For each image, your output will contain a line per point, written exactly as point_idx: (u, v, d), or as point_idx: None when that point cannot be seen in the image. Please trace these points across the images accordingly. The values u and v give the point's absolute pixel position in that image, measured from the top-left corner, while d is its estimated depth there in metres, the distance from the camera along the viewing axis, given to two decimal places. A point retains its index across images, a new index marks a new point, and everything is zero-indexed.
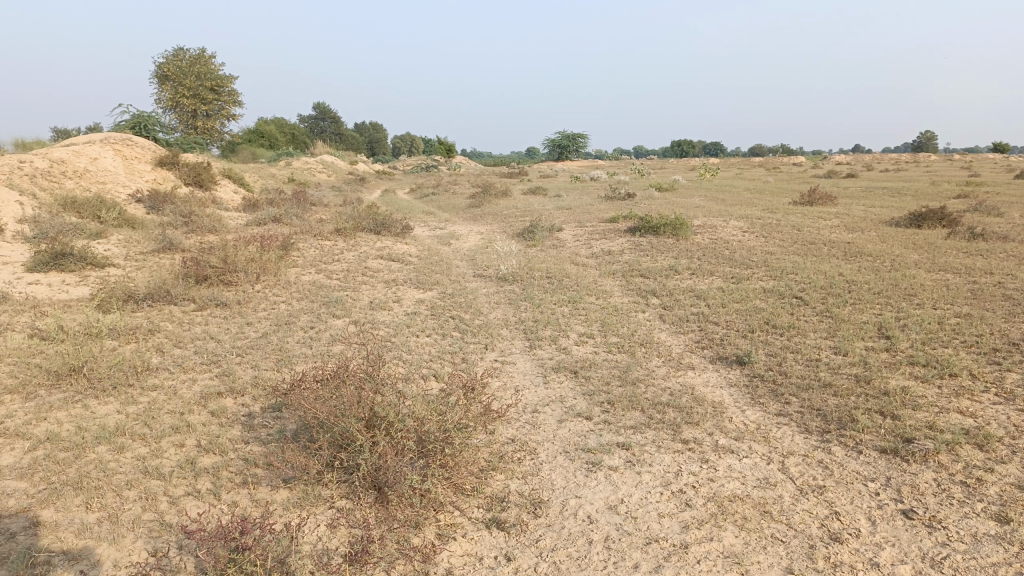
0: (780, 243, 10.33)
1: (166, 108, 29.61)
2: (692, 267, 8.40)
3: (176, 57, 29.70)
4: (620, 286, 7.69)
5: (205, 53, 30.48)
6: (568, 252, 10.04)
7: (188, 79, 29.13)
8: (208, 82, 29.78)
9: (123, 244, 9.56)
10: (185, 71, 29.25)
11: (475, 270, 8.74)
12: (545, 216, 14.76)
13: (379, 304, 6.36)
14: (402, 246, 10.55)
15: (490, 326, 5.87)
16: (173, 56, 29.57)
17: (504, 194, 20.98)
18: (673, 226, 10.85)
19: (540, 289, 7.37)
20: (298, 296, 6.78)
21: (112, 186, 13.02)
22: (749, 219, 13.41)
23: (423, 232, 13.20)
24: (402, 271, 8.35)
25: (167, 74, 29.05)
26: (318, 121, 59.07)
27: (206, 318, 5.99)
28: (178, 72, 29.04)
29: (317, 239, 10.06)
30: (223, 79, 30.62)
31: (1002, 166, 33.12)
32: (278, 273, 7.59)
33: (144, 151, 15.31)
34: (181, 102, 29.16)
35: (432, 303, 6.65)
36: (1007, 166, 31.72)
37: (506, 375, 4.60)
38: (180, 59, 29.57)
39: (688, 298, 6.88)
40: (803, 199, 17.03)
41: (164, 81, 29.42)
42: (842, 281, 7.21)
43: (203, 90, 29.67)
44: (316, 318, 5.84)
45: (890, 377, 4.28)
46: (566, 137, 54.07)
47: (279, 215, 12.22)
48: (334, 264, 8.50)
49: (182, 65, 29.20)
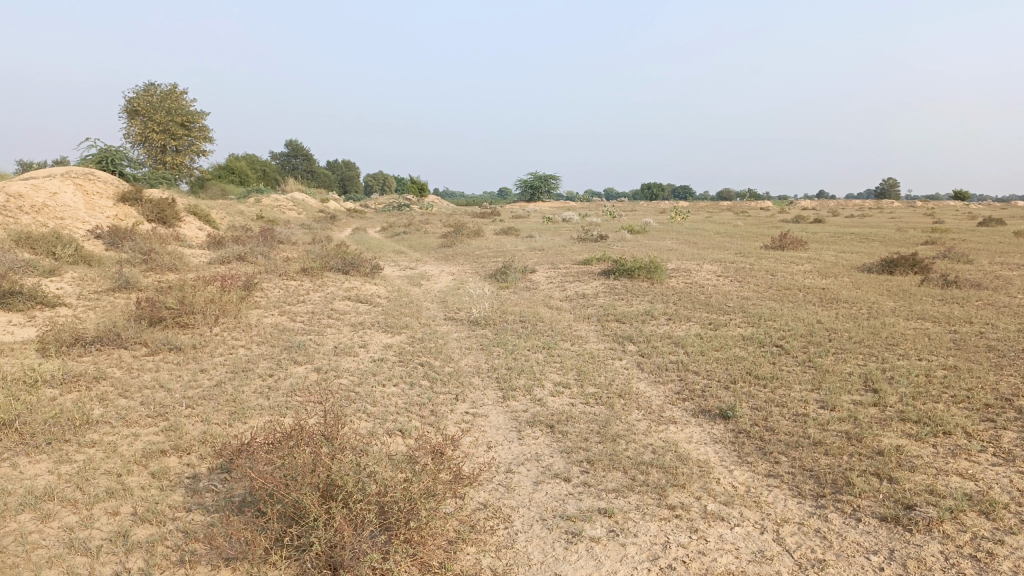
0: (755, 288, 10.22)
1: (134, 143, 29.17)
2: (668, 313, 8.22)
3: (146, 91, 29.35)
4: (595, 331, 7.46)
5: (177, 89, 30.20)
6: (542, 295, 9.82)
7: (158, 114, 28.77)
8: (179, 118, 29.45)
9: (77, 282, 9.13)
10: (155, 107, 28.91)
11: (446, 313, 8.46)
12: (518, 258, 14.57)
13: (345, 349, 6.04)
14: (372, 287, 10.25)
15: (461, 374, 5.58)
16: (144, 91, 29.23)
17: (476, 234, 20.80)
18: (648, 270, 10.70)
19: (513, 334, 7.11)
20: (258, 340, 6.44)
21: (71, 222, 12.57)
22: (723, 263, 13.34)
23: (393, 272, 12.91)
24: (369, 313, 8.04)
25: (137, 109, 28.68)
26: (290, 159, 58.80)
27: (158, 364, 5.62)
28: (149, 107, 28.69)
29: (282, 278, 9.72)
30: (194, 115, 30.32)
31: (964, 213, 33.87)
32: (238, 315, 7.24)
33: (107, 186, 14.89)
34: (150, 137, 28.75)
35: (400, 348, 6.35)
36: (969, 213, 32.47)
37: (477, 430, 4.31)
38: (151, 94, 29.25)
39: (666, 345, 6.67)
40: (775, 243, 17.07)
41: (134, 116, 29.03)
42: (821, 329, 7.06)
43: (173, 126, 29.31)
44: (276, 365, 5.51)
45: (882, 434, 4.07)
46: (539, 178, 54.40)
47: (245, 253, 11.86)
48: (299, 306, 8.17)
49: (152, 100, 28.87)
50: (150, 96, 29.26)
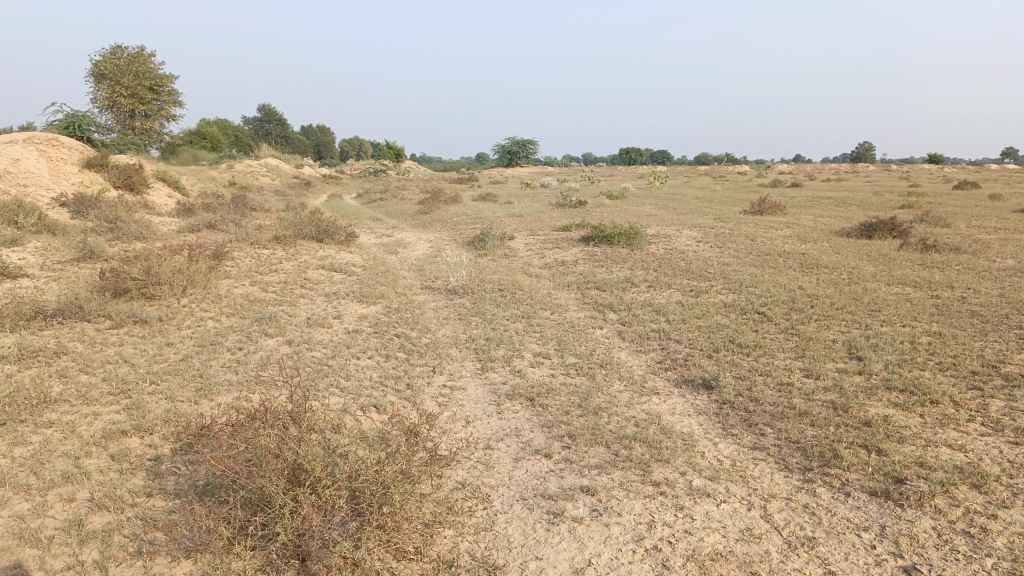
0: (735, 253, 10.13)
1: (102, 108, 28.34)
2: (649, 279, 8.10)
3: (112, 53, 28.44)
4: (575, 299, 7.33)
5: (144, 52, 29.30)
6: (520, 262, 9.66)
7: (126, 77, 27.93)
8: (147, 82, 28.62)
9: (40, 251, 8.80)
10: (122, 70, 28.05)
11: (422, 282, 8.28)
12: (496, 224, 14.37)
13: (318, 321, 5.86)
14: (347, 255, 10.03)
15: (437, 345, 5.43)
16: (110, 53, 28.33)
17: (454, 200, 20.53)
18: (628, 236, 10.57)
19: (491, 302, 6.96)
20: (228, 311, 6.22)
21: (34, 189, 12.15)
22: (702, 228, 13.24)
23: (368, 240, 12.67)
24: (344, 283, 7.84)
25: (103, 73, 27.81)
26: (264, 124, 57.69)
27: (122, 338, 5.40)
28: (116, 71, 27.83)
29: (254, 247, 9.46)
30: (163, 79, 29.49)
31: (939, 177, 34.10)
32: (207, 286, 7.00)
33: (71, 151, 14.41)
34: (118, 101, 27.95)
35: (376, 319, 6.18)
36: (944, 177, 32.67)
37: (455, 404, 4.17)
38: (119, 57, 28.39)
39: (647, 313, 6.56)
40: (754, 208, 17.01)
41: (100, 80, 28.15)
42: (803, 295, 6.98)
43: (141, 90, 28.50)
44: (246, 337, 5.32)
45: (869, 404, 3.99)
46: (516, 143, 53.90)
47: (216, 221, 11.55)
48: (271, 275, 7.95)
49: (119, 64, 28.00)
50: (117, 58, 28.37)
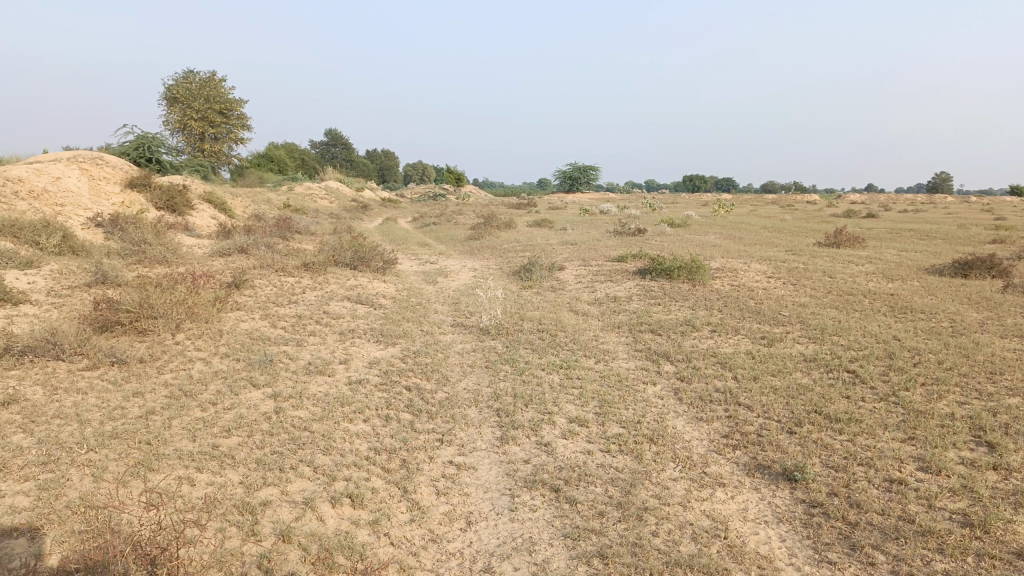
0: (812, 293, 8.98)
1: (173, 131, 28.67)
2: (713, 322, 7.04)
3: (184, 78, 28.81)
4: (626, 345, 6.32)
5: (216, 77, 29.67)
6: (567, 297, 8.70)
7: (197, 101, 28.20)
8: (218, 105, 28.84)
9: (54, 274, 8.25)
10: (194, 94, 28.36)
11: (454, 318, 7.40)
12: (547, 252, 13.47)
13: (320, 367, 5.02)
14: (379, 284, 9.25)
15: (453, 402, 4.52)
16: (183, 78, 28.73)
17: (507, 226, 19.74)
18: (689, 269, 9.51)
19: (527, 347, 6.02)
20: (223, 352, 5.44)
21: (71, 208, 11.77)
22: (772, 262, 12.07)
23: (409, 267, 11.91)
24: (366, 318, 7.02)
25: (176, 97, 28.19)
26: (329, 147, 58.45)
27: (92, 383, 4.64)
28: (188, 95, 28.19)
29: (278, 275, 8.74)
30: (233, 103, 29.72)
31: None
32: (211, 319, 6.26)
33: (115, 171, 14.12)
34: (189, 124, 28.21)
35: (389, 364, 5.32)
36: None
37: (458, 495, 3.23)
38: (191, 82, 28.79)
39: (710, 366, 5.51)
40: (829, 240, 15.68)
41: (173, 103, 28.53)
42: (901, 349, 5.84)
43: (211, 114, 28.72)
44: (228, 388, 4.49)
45: (1018, 522, 2.90)
46: (578, 168, 53.07)
47: (248, 243, 10.94)
48: (287, 308, 7.17)
49: (191, 88, 28.36)
50: (188, 82, 28.72)
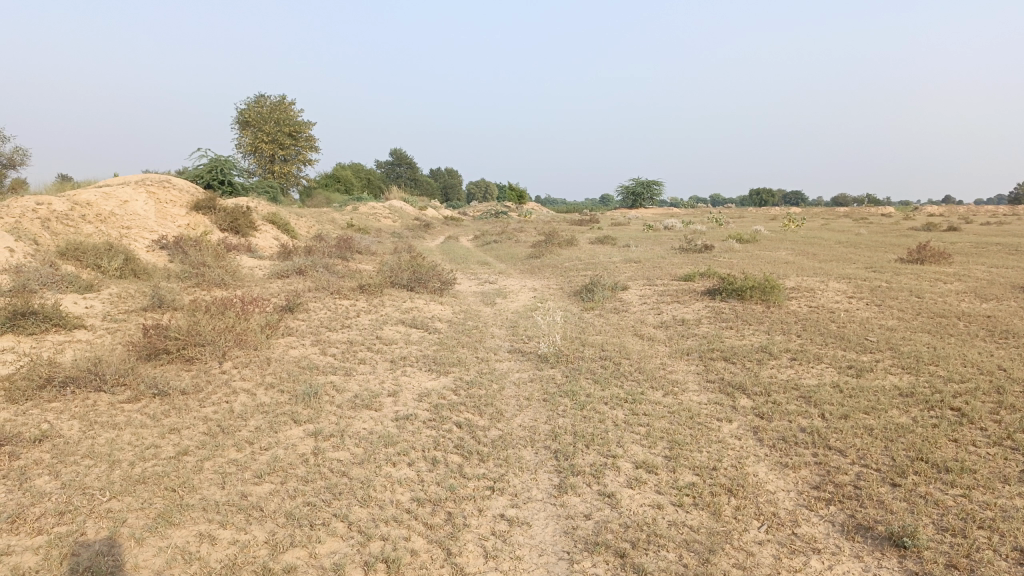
0: (899, 315, 8.31)
1: (244, 153, 29.33)
2: (791, 349, 6.49)
3: (256, 102, 29.47)
4: (696, 375, 5.83)
5: (285, 100, 30.28)
6: (631, 320, 8.25)
7: (267, 124, 28.78)
8: (287, 128, 29.37)
9: (113, 299, 8.23)
10: (264, 118, 28.97)
11: (512, 343, 7.03)
12: (611, 271, 13.02)
13: (366, 400, 4.70)
14: (435, 306, 8.96)
15: (506, 442, 4.13)
16: (254, 102, 29.42)
17: (569, 243, 19.32)
18: (763, 289, 8.93)
19: (588, 377, 5.60)
20: (269, 382, 5.18)
21: (136, 231, 11.91)
22: (852, 280, 11.34)
23: (468, 287, 11.63)
24: (420, 344, 6.71)
25: (247, 120, 28.86)
26: (395, 167, 59.21)
27: (131, 418, 4.43)
28: (258, 118, 28.81)
29: (333, 297, 8.54)
30: (302, 125, 30.23)
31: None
32: (260, 346, 6.04)
33: (181, 193, 14.31)
34: (260, 147, 28.79)
35: (440, 396, 4.97)
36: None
37: (509, 558, 2.84)
38: (261, 105, 29.44)
39: (792, 401, 4.98)
40: (912, 256, 14.77)
41: (244, 127, 29.21)
42: (1011, 381, 5.21)
43: (281, 136, 29.25)
44: (268, 424, 4.21)
45: None
46: (641, 183, 52.28)
47: (306, 265, 10.83)
48: (340, 333, 6.92)
49: (262, 111, 28.99)
50: (259, 106, 29.35)
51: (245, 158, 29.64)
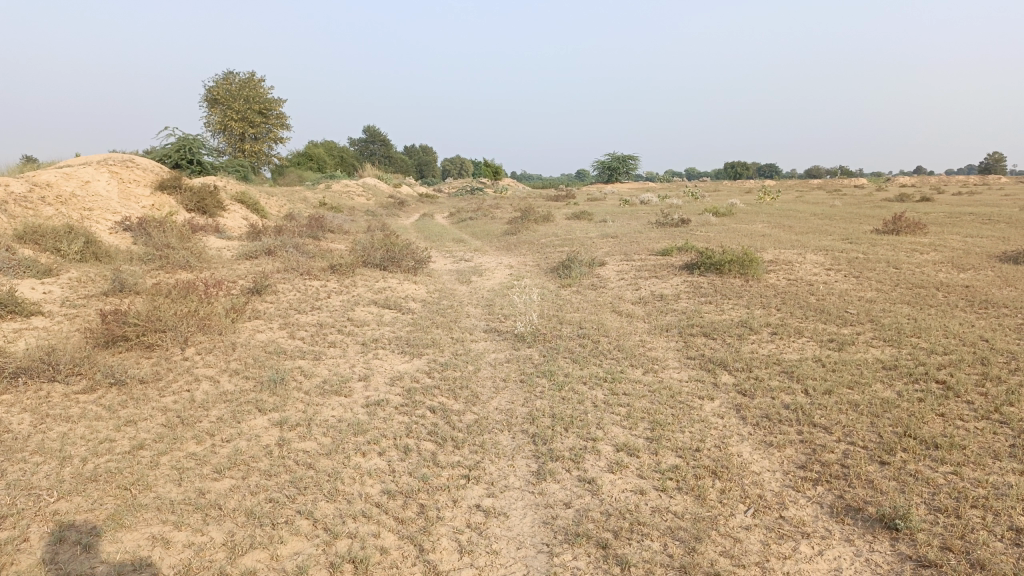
0: (877, 286, 8.26)
1: (214, 132, 28.68)
2: (772, 323, 6.39)
3: (224, 79, 28.77)
4: (676, 351, 5.69)
5: (255, 77, 29.61)
6: (609, 296, 8.10)
7: (236, 102, 28.14)
8: (257, 105, 28.73)
9: (73, 283, 7.92)
10: (234, 95, 28.30)
11: (488, 322, 6.86)
12: (588, 246, 12.86)
13: (335, 386, 4.51)
14: (409, 285, 8.75)
15: (482, 427, 3.96)
16: (223, 79, 28.74)
17: (545, 219, 19.14)
18: (741, 263, 8.83)
19: (566, 356, 5.44)
20: (234, 368, 4.97)
21: (99, 212, 11.52)
22: (829, 252, 11.29)
23: (443, 265, 11.43)
24: (393, 325, 6.52)
25: (216, 98, 28.19)
26: (368, 144, 58.45)
27: (86, 409, 4.20)
28: (227, 95, 28.14)
29: (303, 278, 8.29)
30: (273, 102, 29.60)
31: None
32: (225, 330, 5.81)
33: (146, 173, 13.89)
34: (229, 125, 28.17)
35: (413, 379, 4.79)
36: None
37: (486, 554, 2.68)
38: (230, 82, 28.76)
39: (774, 376, 4.87)
40: (888, 227, 14.77)
41: (213, 105, 28.53)
42: (995, 352, 5.13)
43: (252, 114, 28.62)
44: (230, 413, 4.00)
45: None
46: (615, 158, 52.06)
47: (276, 245, 10.54)
48: (309, 315, 6.70)
49: (231, 88, 28.31)
50: (228, 84, 28.66)
51: (215, 137, 28.99)
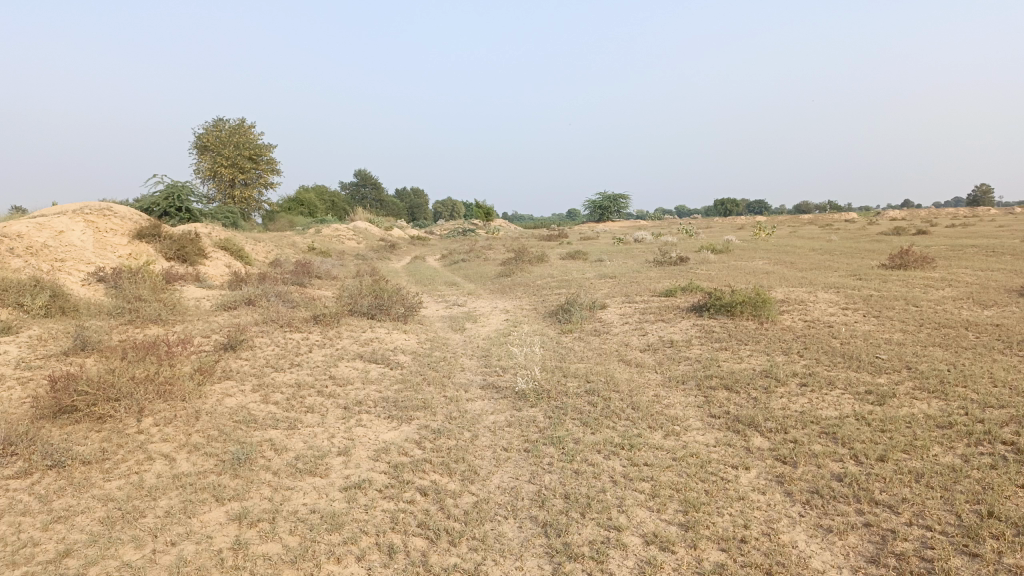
0: (903, 327, 7.69)
1: (203, 179, 28.24)
2: (799, 372, 5.78)
3: (214, 126, 28.41)
4: (697, 408, 5.08)
5: (244, 123, 29.30)
6: (615, 343, 7.51)
7: (226, 148, 27.74)
8: (247, 151, 28.34)
9: (33, 342, 7.26)
10: (223, 142, 27.93)
11: (484, 376, 6.24)
12: (587, 288, 12.31)
13: (309, 464, 3.87)
14: (398, 335, 8.13)
15: (482, 514, 3.32)
16: (212, 126, 28.39)
17: (540, 260, 18.60)
18: (753, 304, 8.26)
19: (575, 418, 4.82)
20: (196, 442, 4.33)
21: (72, 263, 10.91)
22: (841, 289, 10.76)
23: (435, 311, 10.83)
24: (379, 383, 5.89)
25: (205, 145, 27.80)
26: (359, 188, 58.22)
27: (14, 499, 3.55)
28: (217, 142, 27.76)
29: (284, 330, 7.66)
30: (262, 148, 29.24)
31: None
32: (191, 395, 5.17)
33: (124, 222, 13.33)
34: (219, 172, 27.74)
35: (401, 451, 4.15)
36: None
37: None
38: (220, 129, 28.42)
39: (815, 439, 4.25)
40: (895, 262, 14.29)
41: (203, 152, 28.13)
42: None
43: (241, 160, 28.20)
44: (182, 505, 3.36)
45: None
46: (606, 197, 51.87)
47: (257, 294, 9.93)
48: (287, 374, 6.06)
49: (220, 135, 27.95)
50: (217, 130, 28.30)
51: (204, 184, 28.54)
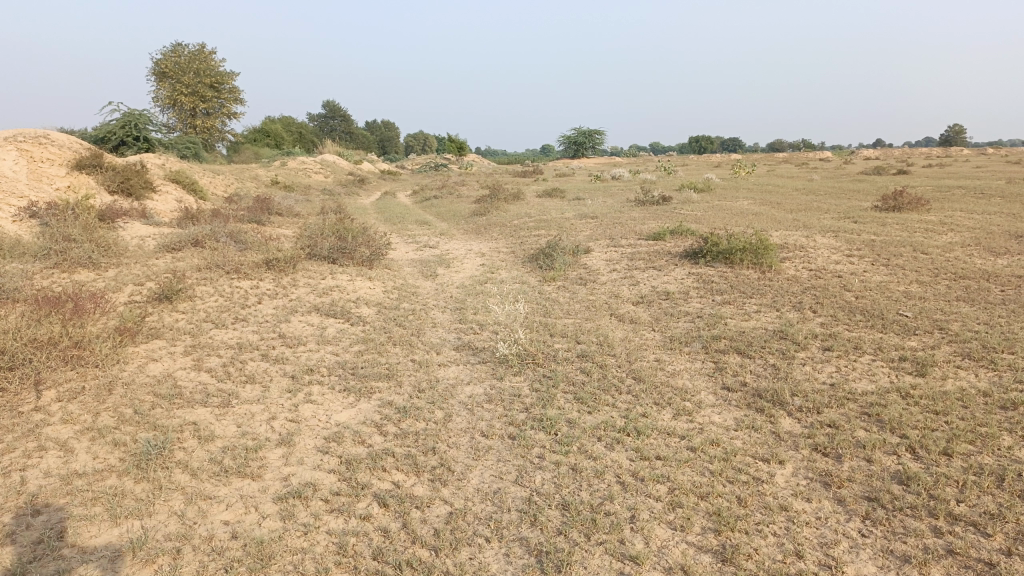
0: (919, 278, 7.01)
1: (162, 108, 26.56)
2: (818, 333, 5.07)
3: (173, 51, 26.59)
4: (709, 378, 4.35)
5: (205, 48, 27.47)
6: (605, 294, 6.74)
7: (186, 75, 26.02)
8: (208, 79, 26.64)
9: None
10: (183, 68, 26.17)
11: (458, 334, 5.43)
12: (568, 229, 11.48)
13: (239, 461, 3.07)
14: (362, 284, 7.25)
15: (457, 536, 2.56)
16: (170, 50, 26.53)
17: (516, 198, 17.65)
18: (755, 251, 7.51)
19: (567, 392, 4.06)
20: (102, 426, 3.49)
21: (0, 196, 9.79)
22: (840, 234, 10.07)
23: (403, 254, 9.95)
24: (336, 343, 5.07)
25: (163, 71, 26.03)
26: (328, 119, 56.00)
27: None
28: (176, 69, 26.00)
29: (231, 278, 6.77)
30: (225, 76, 27.51)
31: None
32: (106, 360, 4.29)
33: (62, 150, 12.11)
34: (179, 101, 26.07)
35: (357, 440, 3.37)
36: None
37: None
38: (179, 54, 26.61)
39: (858, 424, 3.54)
40: (887, 205, 13.63)
41: (161, 78, 26.36)
42: None
43: (203, 88, 26.51)
44: (65, 528, 2.54)
45: None
46: (581, 133, 50.45)
47: (206, 234, 8.93)
48: (230, 332, 5.20)
49: (180, 61, 26.17)
50: (176, 55, 26.39)
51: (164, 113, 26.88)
